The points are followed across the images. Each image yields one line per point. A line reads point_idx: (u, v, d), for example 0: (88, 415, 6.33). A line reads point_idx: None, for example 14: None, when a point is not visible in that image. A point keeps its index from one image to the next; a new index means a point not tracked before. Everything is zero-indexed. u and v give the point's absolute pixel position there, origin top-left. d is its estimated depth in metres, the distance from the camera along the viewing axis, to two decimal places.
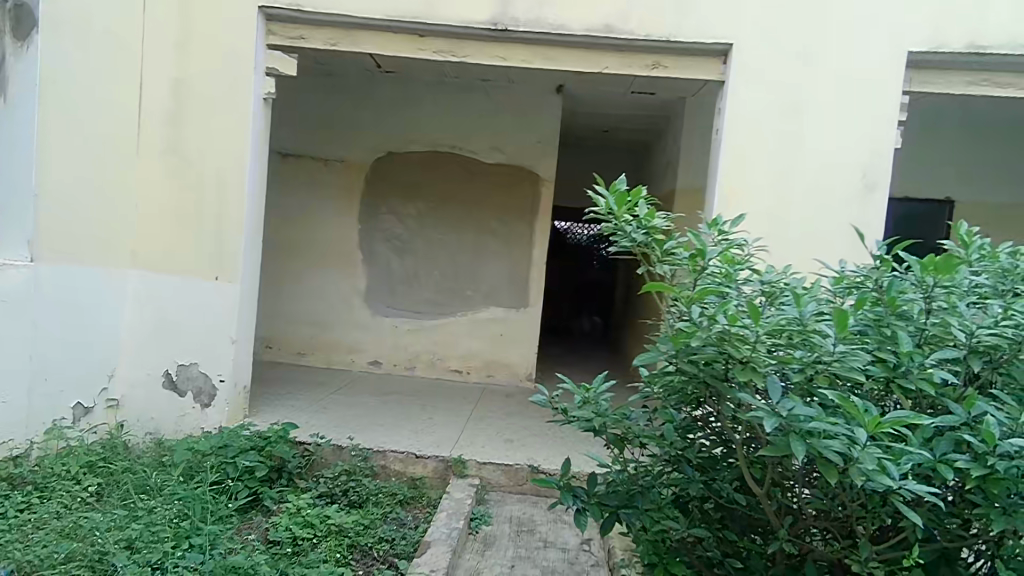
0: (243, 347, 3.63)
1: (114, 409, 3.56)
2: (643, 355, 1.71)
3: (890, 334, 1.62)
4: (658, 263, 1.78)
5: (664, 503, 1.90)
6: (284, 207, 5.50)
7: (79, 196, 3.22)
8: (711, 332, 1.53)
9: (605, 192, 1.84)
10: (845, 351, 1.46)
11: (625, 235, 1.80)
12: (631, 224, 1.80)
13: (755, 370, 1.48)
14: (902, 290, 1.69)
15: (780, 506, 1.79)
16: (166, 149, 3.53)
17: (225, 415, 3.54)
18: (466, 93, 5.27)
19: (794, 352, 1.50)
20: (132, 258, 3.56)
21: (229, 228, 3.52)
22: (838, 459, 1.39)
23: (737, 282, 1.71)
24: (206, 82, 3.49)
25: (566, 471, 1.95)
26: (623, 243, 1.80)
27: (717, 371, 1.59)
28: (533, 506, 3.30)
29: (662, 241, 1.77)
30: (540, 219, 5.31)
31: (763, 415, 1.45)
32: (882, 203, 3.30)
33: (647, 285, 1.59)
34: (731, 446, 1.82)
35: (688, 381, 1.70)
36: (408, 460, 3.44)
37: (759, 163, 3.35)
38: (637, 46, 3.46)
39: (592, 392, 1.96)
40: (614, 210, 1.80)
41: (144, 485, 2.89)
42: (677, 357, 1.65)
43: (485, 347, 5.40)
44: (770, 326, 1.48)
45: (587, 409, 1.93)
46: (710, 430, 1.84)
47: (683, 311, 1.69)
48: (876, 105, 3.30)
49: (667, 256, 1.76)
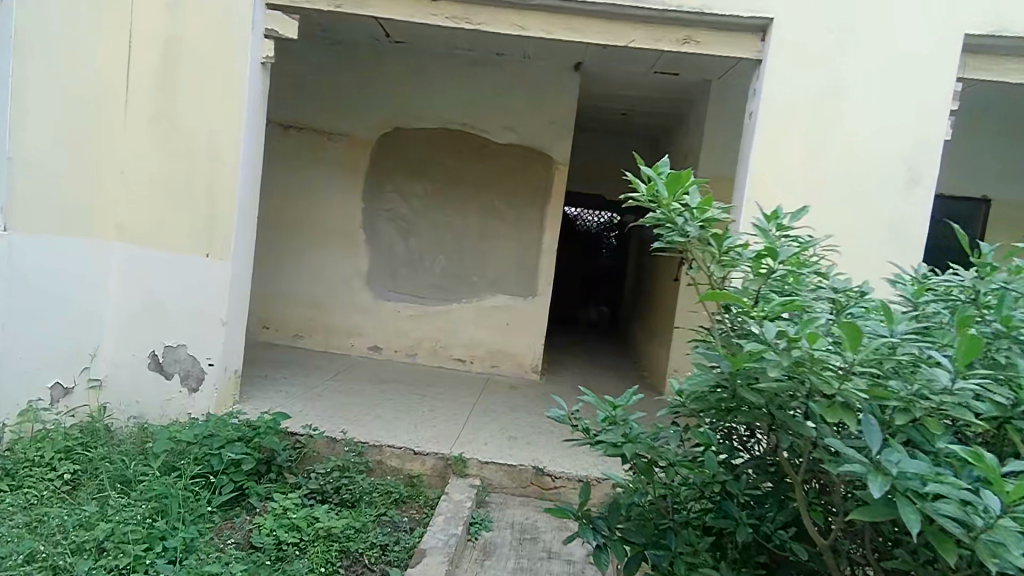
0: (234, 329, 3.41)
1: (96, 390, 3.35)
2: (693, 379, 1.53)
3: (1003, 362, 1.39)
4: (712, 264, 1.60)
5: (702, 546, 1.69)
6: (284, 182, 5.26)
7: (53, 157, 3.00)
8: (787, 357, 1.32)
9: (649, 173, 1.63)
10: (961, 388, 1.24)
11: (677, 231, 1.57)
12: (684, 217, 1.57)
13: (847, 410, 1.29)
14: (1011, 305, 1.47)
15: (842, 555, 1.59)
16: (155, 114, 3.27)
17: (213, 401, 3.34)
18: (478, 67, 4.99)
19: (889, 382, 1.29)
20: (118, 230, 3.32)
21: (223, 203, 3.28)
22: (957, 530, 1.15)
23: (805, 288, 1.53)
24: (204, 41, 3.23)
25: (585, 500, 1.84)
26: (675, 237, 1.57)
27: (783, 401, 1.41)
28: (536, 511, 3.10)
29: (722, 237, 1.55)
30: (551, 204, 5.05)
31: (860, 469, 1.25)
32: (926, 199, 3.03)
33: (704, 295, 1.42)
34: (779, 478, 1.68)
35: (745, 410, 1.53)
36: (406, 457, 3.24)
37: (799, 151, 3.08)
38: (668, 18, 3.17)
39: (620, 412, 1.79)
40: (663, 198, 1.58)
41: (121, 477, 2.71)
42: (732, 382, 1.47)
43: (490, 336, 5.18)
44: (865, 354, 1.28)
45: (618, 429, 1.76)
46: (754, 457, 1.70)
47: (745, 327, 1.50)
48: (928, 93, 3.01)
49: (724, 255, 1.58)
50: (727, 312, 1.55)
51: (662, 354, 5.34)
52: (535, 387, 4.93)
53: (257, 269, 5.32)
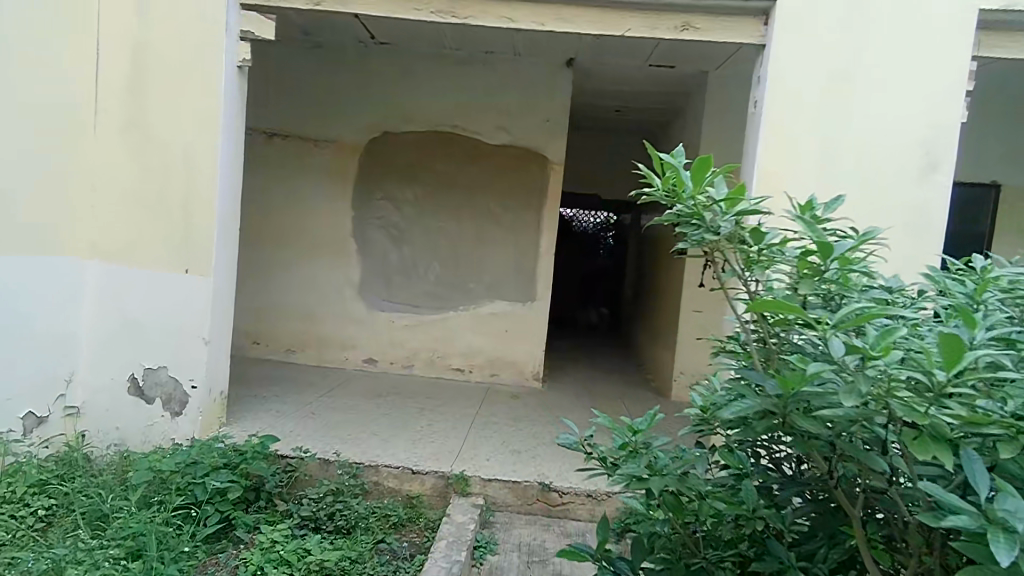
0: (218, 348, 3.22)
1: (73, 418, 3.17)
2: (739, 407, 1.40)
3: None
4: (756, 269, 1.49)
5: None
6: (272, 191, 5.07)
7: (14, 169, 2.79)
8: (866, 379, 1.18)
9: (665, 159, 1.52)
10: None
11: (707, 228, 1.46)
12: (712, 212, 1.47)
13: (942, 446, 1.14)
14: None
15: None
16: (127, 123, 3.10)
17: (198, 425, 3.15)
18: (468, 66, 4.83)
19: (980, 406, 1.16)
20: (91, 247, 3.15)
21: (199, 214, 3.10)
22: None
23: (855, 292, 1.43)
24: (177, 41, 3.06)
25: (603, 539, 1.78)
26: (705, 234, 1.45)
27: (847, 428, 1.29)
28: (544, 530, 2.92)
29: (759, 233, 1.45)
30: (548, 204, 4.88)
31: (971, 523, 1.11)
32: (945, 185, 2.86)
33: (759, 303, 1.27)
34: (830, 506, 1.58)
35: (802, 440, 1.40)
36: (404, 477, 3.06)
37: (808, 141, 2.92)
38: (665, 4, 3.01)
39: (638, 437, 1.77)
40: (688, 191, 1.47)
41: (98, 513, 2.53)
42: (786, 410, 1.34)
43: (489, 345, 5.00)
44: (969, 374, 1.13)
45: (642, 459, 1.70)
46: (800, 484, 1.60)
47: (808, 342, 1.40)
48: (939, 84, 2.86)
49: (764, 254, 1.47)
50: (761, 320, 1.46)
51: (667, 356, 5.18)
52: (537, 395, 4.75)
53: (246, 283, 5.14)
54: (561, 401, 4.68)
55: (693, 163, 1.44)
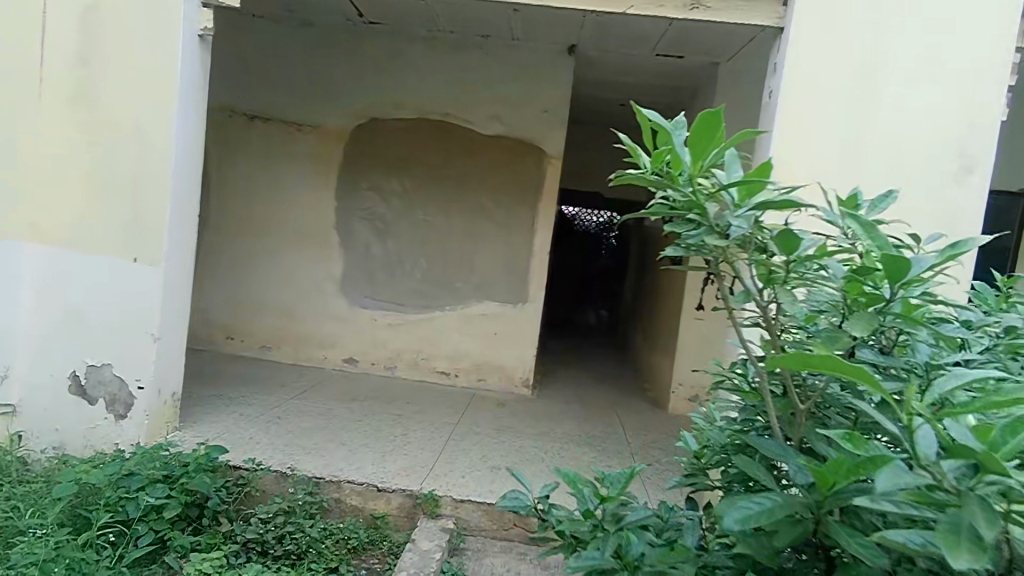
0: (169, 345, 2.94)
1: (8, 417, 2.90)
2: (760, 512, 1.10)
3: None
4: (783, 293, 1.22)
5: None
6: (251, 178, 4.78)
7: None
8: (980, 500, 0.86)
9: (659, 122, 1.20)
10: None
11: (710, 226, 1.18)
12: (717, 203, 1.19)
13: None
14: None
15: None
16: (74, 95, 2.80)
17: (144, 430, 2.86)
18: (463, 50, 4.52)
19: None
20: (29, 230, 2.85)
21: (150, 196, 2.81)
22: None
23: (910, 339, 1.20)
24: (129, 4, 2.76)
25: None
26: (707, 236, 1.17)
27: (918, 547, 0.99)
28: (520, 560, 2.61)
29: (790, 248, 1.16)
30: (544, 201, 4.57)
31: None
32: (982, 189, 2.55)
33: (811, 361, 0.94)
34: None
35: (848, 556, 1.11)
36: (368, 494, 2.76)
37: (829, 138, 2.60)
38: None
39: (608, 507, 1.57)
40: (686, 173, 1.18)
41: (12, 531, 2.25)
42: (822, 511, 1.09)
43: (476, 348, 4.70)
44: None
45: (609, 547, 1.46)
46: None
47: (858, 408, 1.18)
48: (980, 79, 2.55)
49: (795, 278, 1.21)
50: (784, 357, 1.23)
51: (665, 366, 4.87)
52: (526, 403, 4.45)
53: (221, 274, 4.85)
54: (550, 410, 4.38)
55: (695, 122, 1.14)
